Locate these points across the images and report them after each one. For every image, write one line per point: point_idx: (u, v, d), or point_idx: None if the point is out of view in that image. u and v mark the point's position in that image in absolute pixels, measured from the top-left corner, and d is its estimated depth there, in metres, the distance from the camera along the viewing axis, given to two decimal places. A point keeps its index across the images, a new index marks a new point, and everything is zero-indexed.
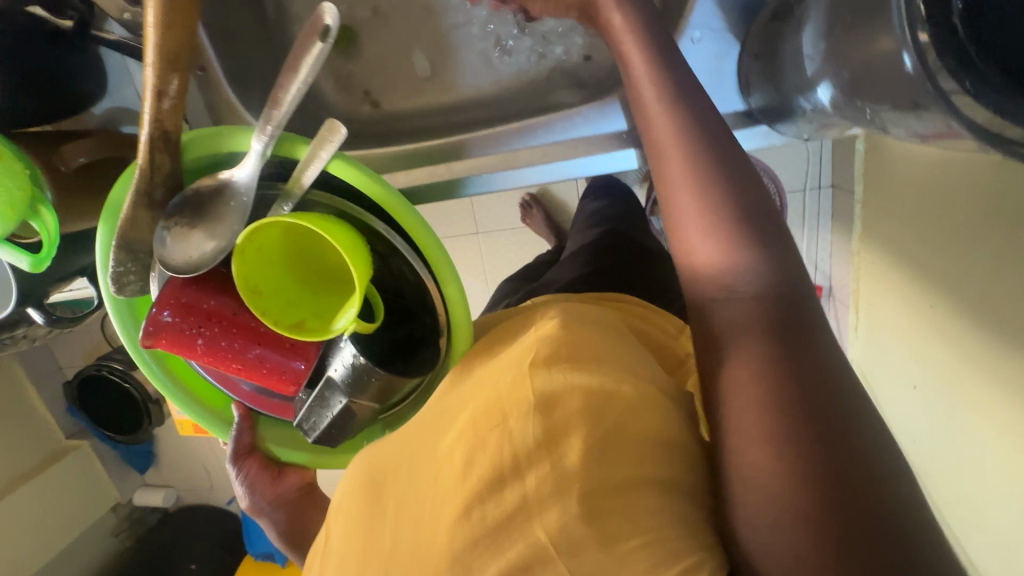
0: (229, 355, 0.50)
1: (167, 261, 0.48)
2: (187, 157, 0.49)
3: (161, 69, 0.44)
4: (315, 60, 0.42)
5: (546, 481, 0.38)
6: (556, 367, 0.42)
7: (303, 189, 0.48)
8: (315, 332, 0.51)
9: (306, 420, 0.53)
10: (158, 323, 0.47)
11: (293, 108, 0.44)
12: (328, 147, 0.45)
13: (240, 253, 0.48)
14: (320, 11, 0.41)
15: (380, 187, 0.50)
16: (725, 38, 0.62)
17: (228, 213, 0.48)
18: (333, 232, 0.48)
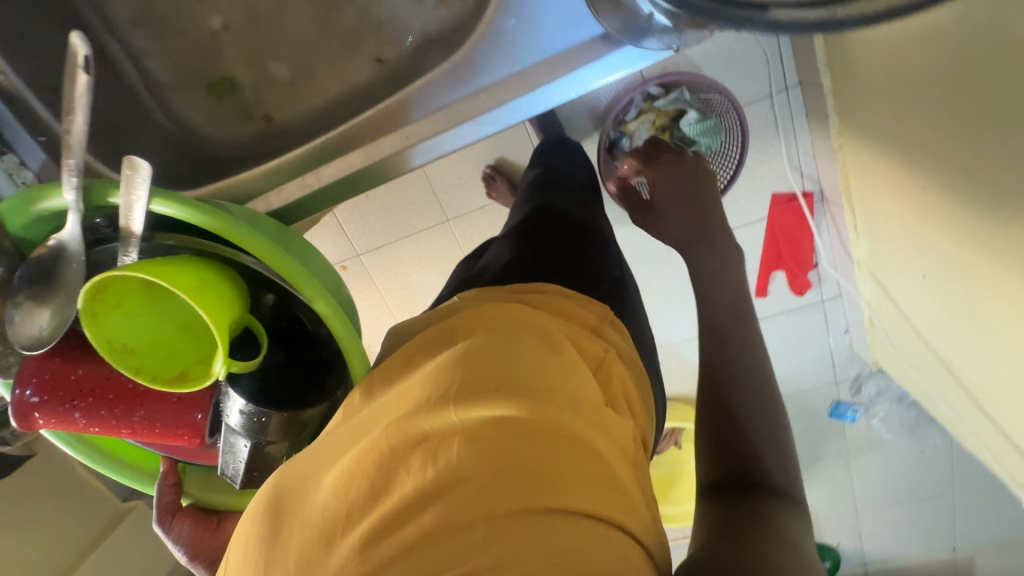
0: (114, 420, 0.48)
1: (19, 341, 0.45)
2: (11, 226, 0.46)
3: None
4: (86, 91, 0.39)
5: (455, 501, 0.36)
6: (470, 387, 0.41)
7: (137, 234, 0.44)
8: (199, 380, 0.48)
9: (229, 466, 0.54)
10: (26, 404, 0.46)
11: (82, 148, 0.40)
12: (138, 184, 0.41)
13: (94, 319, 0.45)
14: (72, 43, 0.38)
15: (219, 220, 0.46)
16: None
17: (69, 277, 0.45)
18: (179, 279, 0.44)
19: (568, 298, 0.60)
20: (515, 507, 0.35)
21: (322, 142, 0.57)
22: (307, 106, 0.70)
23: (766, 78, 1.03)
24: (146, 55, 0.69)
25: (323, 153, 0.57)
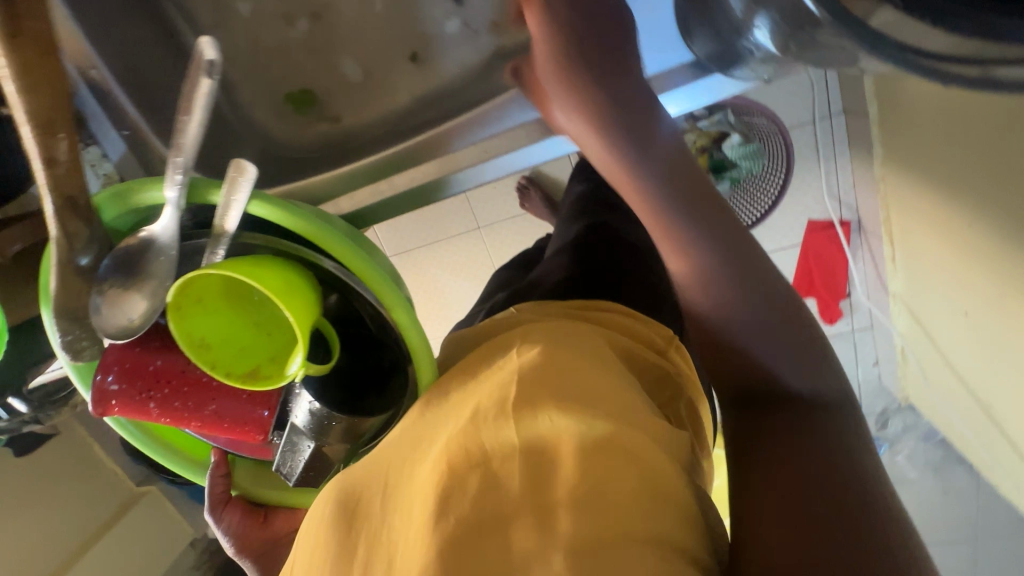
0: (186, 413, 0.49)
1: (106, 329, 0.46)
2: (106, 217, 0.47)
3: (40, 134, 0.41)
4: (205, 98, 0.39)
5: (529, 534, 0.36)
6: (542, 409, 0.40)
7: (229, 233, 0.45)
8: (270, 380, 0.49)
9: (283, 464, 0.54)
10: (106, 392, 0.46)
11: (195, 152, 0.40)
12: (241, 188, 0.42)
13: (177, 311, 0.46)
14: (198, 47, 0.37)
15: (307, 223, 0.47)
16: None
17: (159, 269, 0.46)
18: (267, 279, 0.45)
19: (637, 320, 0.60)
20: (583, 539, 0.35)
21: (395, 151, 0.58)
22: (371, 114, 0.70)
23: (811, 103, 1.03)
24: (216, 53, 0.67)
25: (396, 161, 0.58)
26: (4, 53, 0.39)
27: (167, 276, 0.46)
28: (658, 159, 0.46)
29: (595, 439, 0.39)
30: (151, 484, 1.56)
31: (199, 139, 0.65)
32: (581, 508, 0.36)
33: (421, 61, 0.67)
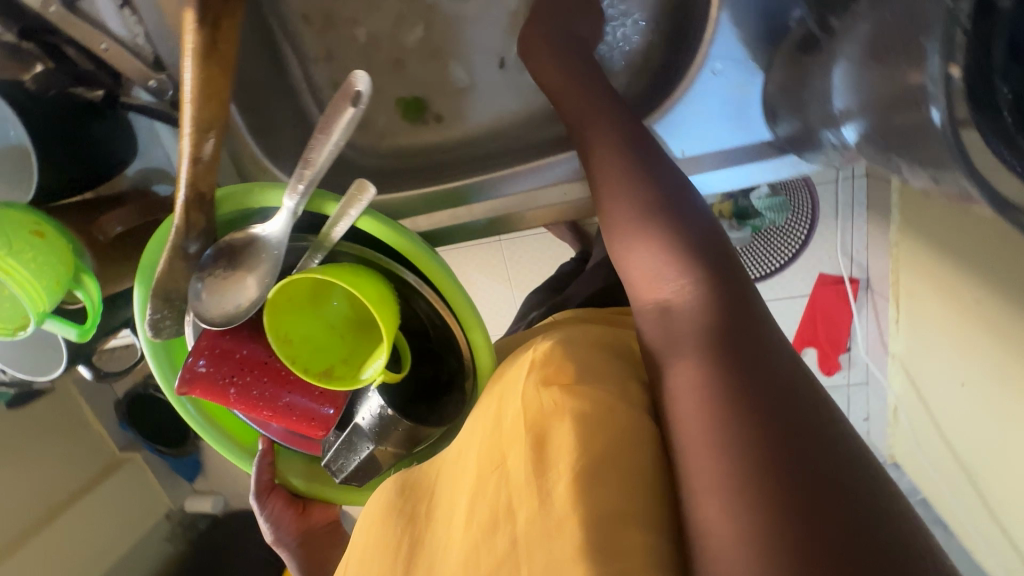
0: (260, 402, 0.52)
1: (203, 314, 0.50)
2: (221, 209, 0.51)
3: (195, 133, 0.42)
4: (347, 124, 0.42)
5: (534, 521, 0.36)
6: (550, 392, 0.40)
7: (334, 242, 0.49)
8: (343, 380, 0.52)
9: (334, 460, 0.56)
10: (194, 372, 0.49)
11: (325, 169, 0.44)
12: (357, 205, 0.46)
13: (271, 306, 0.49)
14: (352, 78, 0.42)
15: (403, 238, 0.51)
16: (748, 64, 0.50)
17: (259, 265, 0.49)
18: (363, 288, 0.49)
19: None
20: (584, 512, 0.33)
21: (475, 180, 0.60)
22: (445, 139, 0.73)
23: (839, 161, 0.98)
24: (313, 63, 0.71)
25: (475, 190, 0.60)
26: (193, 66, 0.39)
27: (268, 279, 0.49)
28: (629, 133, 0.50)
29: (597, 419, 0.38)
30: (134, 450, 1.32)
31: (284, 136, 0.65)
32: (582, 485, 0.35)
33: (499, 97, 0.71)
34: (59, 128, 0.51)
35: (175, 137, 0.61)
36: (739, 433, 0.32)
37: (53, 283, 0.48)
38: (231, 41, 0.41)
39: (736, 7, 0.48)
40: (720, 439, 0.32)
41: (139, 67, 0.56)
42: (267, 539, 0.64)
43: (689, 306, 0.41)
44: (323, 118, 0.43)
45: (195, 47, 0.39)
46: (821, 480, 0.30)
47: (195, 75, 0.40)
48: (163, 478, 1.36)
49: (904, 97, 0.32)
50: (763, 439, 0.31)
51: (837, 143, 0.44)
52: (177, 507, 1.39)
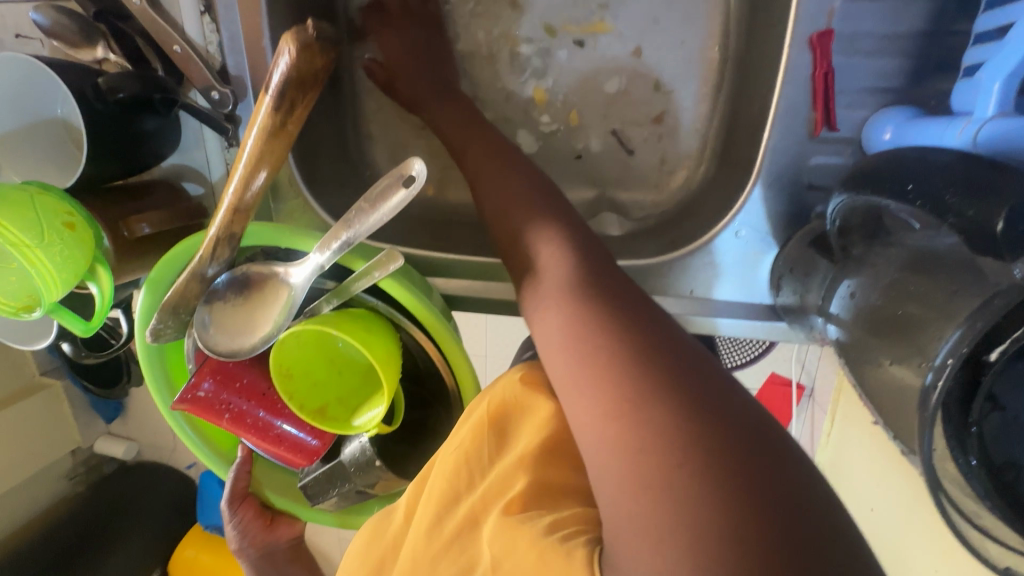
0: (254, 428, 0.52)
1: (210, 342, 0.49)
2: (247, 241, 0.49)
3: (257, 164, 0.41)
4: (396, 205, 0.41)
5: (490, 493, 0.38)
6: (510, 387, 0.43)
7: (352, 295, 0.48)
8: (335, 423, 0.51)
9: (310, 486, 0.56)
10: (195, 394, 0.49)
11: (363, 235, 0.43)
12: (383, 271, 0.45)
13: (283, 344, 0.48)
14: (408, 162, 0.41)
15: (420, 303, 0.49)
16: (769, 236, 0.54)
17: (274, 302, 0.48)
18: (375, 349, 0.47)
19: None
20: (530, 484, 0.37)
21: (503, 262, 0.62)
22: (475, 199, 0.73)
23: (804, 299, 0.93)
24: (371, 96, 0.72)
25: (500, 271, 0.63)
26: (263, 130, 0.39)
27: (283, 320, 0.48)
28: None
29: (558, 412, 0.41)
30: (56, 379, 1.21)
31: (319, 158, 0.65)
32: (532, 460, 0.38)
33: None
34: (116, 130, 0.50)
35: (221, 145, 0.61)
36: (596, 356, 0.31)
37: (71, 275, 0.47)
38: (299, 122, 0.40)
39: (769, 186, 0.52)
40: (578, 355, 0.32)
41: (207, 75, 0.56)
42: (229, 546, 0.63)
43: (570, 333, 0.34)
44: (372, 190, 0.42)
45: (269, 120, 0.38)
46: (714, 385, 0.29)
47: (259, 143, 0.39)
48: (77, 411, 1.26)
49: (898, 327, 0.35)
50: (621, 343, 0.31)
51: (823, 330, 0.48)
52: (87, 446, 1.32)
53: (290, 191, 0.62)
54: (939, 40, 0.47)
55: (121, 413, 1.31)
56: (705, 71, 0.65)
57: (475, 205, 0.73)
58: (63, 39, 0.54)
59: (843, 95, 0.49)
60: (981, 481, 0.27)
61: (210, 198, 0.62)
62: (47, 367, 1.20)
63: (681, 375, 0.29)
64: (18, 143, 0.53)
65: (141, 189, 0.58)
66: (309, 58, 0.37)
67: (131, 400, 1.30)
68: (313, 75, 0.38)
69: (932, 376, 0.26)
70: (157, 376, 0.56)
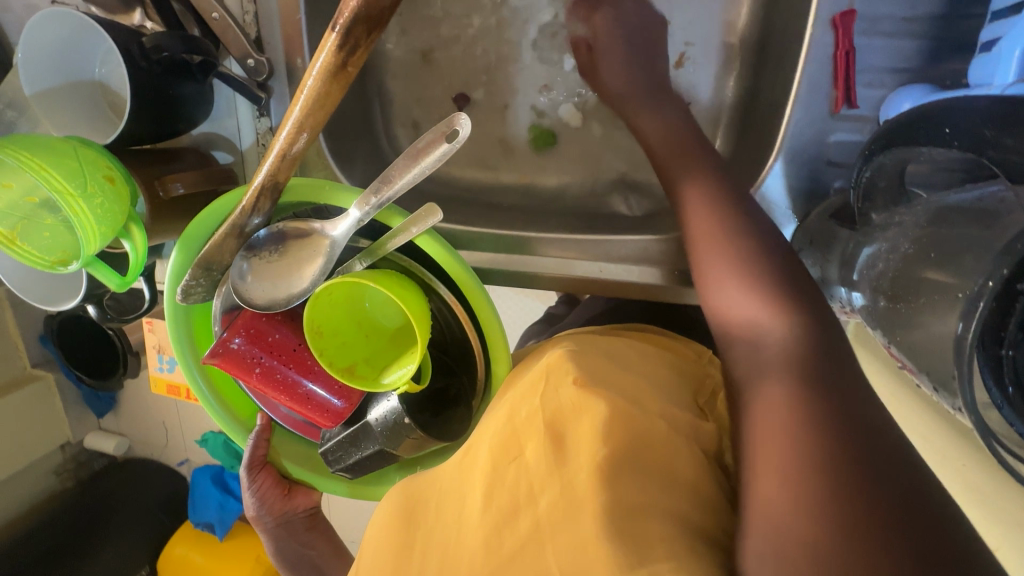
0: (282, 386, 0.52)
1: (245, 294, 0.50)
2: (285, 198, 0.50)
3: (304, 114, 0.42)
4: (439, 157, 0.42)
5: (556, 503, 0.37)
6: (565, 388, 0.43)
7: (386, 253, 0.49)
8: (364, 380, 0.51)
9: (333, 450, 0.56)
10: (226, 348, 0.50)
11: (401, 192, 0.44)
12: (421, 226, 0.46)
13: (317, 298, 0.48)
14: (454, 118, 0.42)
15: (454, 261, 0.50)
16: (787, 211, 0.56)
17: (310, 257, 0.49)
18: (409, 303, 0.48)
19: (673, 337, 0.65)
20: (605, 500, 0.35)
21: (525, 236, 0.65)
22: (494, 180, 0.74)
23: None
24: (393, 77, 0.73)
25: (522, 245, 0.65)
26: (318, 79, 0.40)
27: (318, 276, 0.49)
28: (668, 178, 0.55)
29: (616, 412, 0.40)
30: (49, 370, 1.19)
31: (345, 134, 0.67)
32: (604, 475, 0.36)
33: (554, 159, 0.74)
34: (157, 87, 0.51)
35: (252, 113, 0.62)
36: (795, 420, 0.33)
37: (109, 230, 0.48)
38: (359, 64, 0.41)
39: (789, 162, 0.54)
40: (786, 425, 0.33)
41: (244, 44, 0.57)
42: (247, 514, 0.63)
43: (747, 299, 0.42)
44: (414, 144, 0.43)
45: (325, 66, 0.40)
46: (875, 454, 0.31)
47: (316, 87, 0.41)
48: (69, 404, 1.25)
49: (922, 287, 0.37)
50: (821, 416, 0.33)
51: (845, 299, 0.50)
52: (76, 441, 1.30)
53: (318, 163, 0.64)
54: (953, 22, 0.49)
55: (114, 407, 1.30)
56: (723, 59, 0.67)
57: (492, 188, 0.74)
58: (102, 5, 0.56)
59: (863, 74, 0.51)
60: (1014, 409, 0.28)
61: (239, 166, 0.63)
62: (37, 360, 1.19)
63: (869, 482, 0.29)
64: (58, 100, 0.54)
65: (173, 154, 0.58)
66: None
67: (126, 392, 1.28)
68: (379, 14, 0.39)
69: (964, 326, 0.28)
70: (183, 338, 0.56)
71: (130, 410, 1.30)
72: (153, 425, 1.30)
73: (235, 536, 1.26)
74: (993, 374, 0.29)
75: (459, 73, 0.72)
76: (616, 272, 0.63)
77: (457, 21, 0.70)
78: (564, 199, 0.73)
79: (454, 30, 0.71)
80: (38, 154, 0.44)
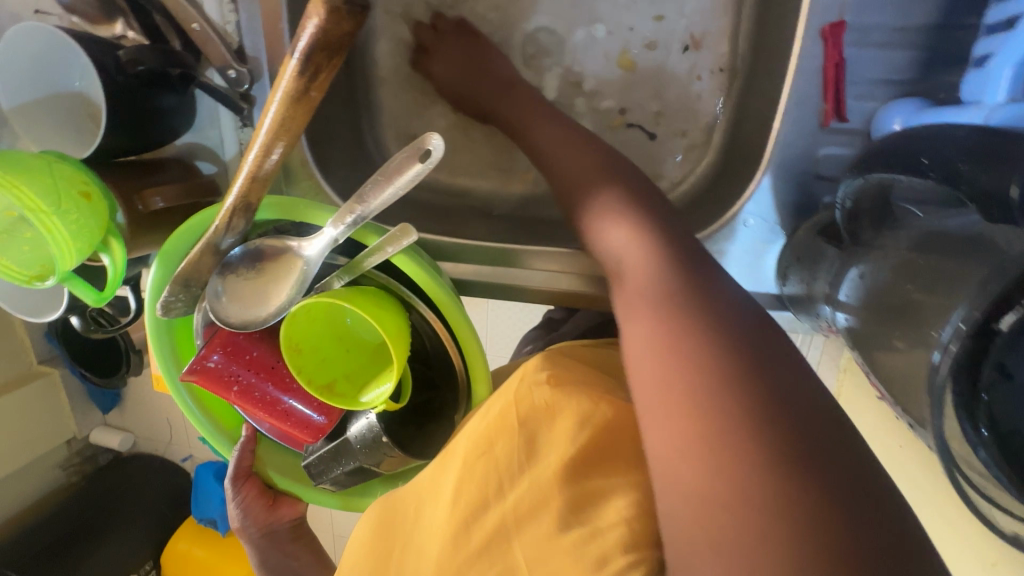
0: (262, 403, 0.52)
1: (221, 314, 0.50)
2: (262, 214, 0.50)
3: (272, 134, 0.41)
4: (412, 178, 0.42)
5: (526, 499, 0.36)
6: (539, 385, 0.41)
7: (363, 271, 0.48)
8: (342, 399, 0.51)
9: (315, 464, 0.55)
10: (204, 365, 0.50)
11: (376, 211, 0.44)
12: (396, 246, 0.45)
13: (294, 316, 0.48)
14: (425, 137, 0.41)
15: (432, 279, 0.50)
16: (775, 226, 0.54)
17: (287, 275, 0.49)
18: (385, 323, 0.47)
19: None
20: (570, 495, 0.35)
21: (509, 248, 0.63)
22: (484, 187, 0.74)
23: None
24: (382, 83, 0.72)
25: (508, 257, 0.64)
26: (281, 104, 0.40)
27: (295, 294, 0.49)
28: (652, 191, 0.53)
29: (586, 412, 0.39)
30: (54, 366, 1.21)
31: (331, 143, 0.66)
32: (571, 474, 0.36)
33: None
34: (134, 101, 0.51)
35: (235, 124, 0.61)
36: (688, 366, 0.32)
37: (86, 245, 0.48)
38: (323, 88, 0.41)
39: (777, 175, 0.53)
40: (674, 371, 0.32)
41: (224, 55, 0.56)
42: (232, 525, 0.63)
43: (639, 268, 0.40)
44: (388, 165, 0.42)
45: (290, 91, 0.39)
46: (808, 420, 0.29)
47: (279, 111, 0.40)
48: (74, 401, 1.26)
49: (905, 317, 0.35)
50: (698, 345, 0.32)
51: (830, 318, 0.49)
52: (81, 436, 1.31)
53: (302, 174, 0.63)
54: (949, 33, 0.48)
55: (119, 403, 1.31)
56: (715, 67, 0.66)
57: (482, 194, 0.73)
58: (83, 15, 0.55)
59: (853, 86, 0.50)
60: (987, 450, 0.27)
61: (222, 177, 0.63)
62: (43, 356, 1.20)
63: (790, 436, 0.28)
64: (38, 113, 0.54)
65: (155, 166, 0.58)
66: (337, 21, 0.38)
67: (127, 390, 1.29)
68: (339, 40, 0.39)
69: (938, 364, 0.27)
70: (165, 353, 0.56)
71: (133, 407, 1.31)
72: (155, 423, 1.31)
73: (233, 535, 1.27)
74: (972, 415, 0.27)
75: None
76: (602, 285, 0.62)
77: None
78: (554, 207, 0.72)
79: None
80: (13, 170, 0.45)
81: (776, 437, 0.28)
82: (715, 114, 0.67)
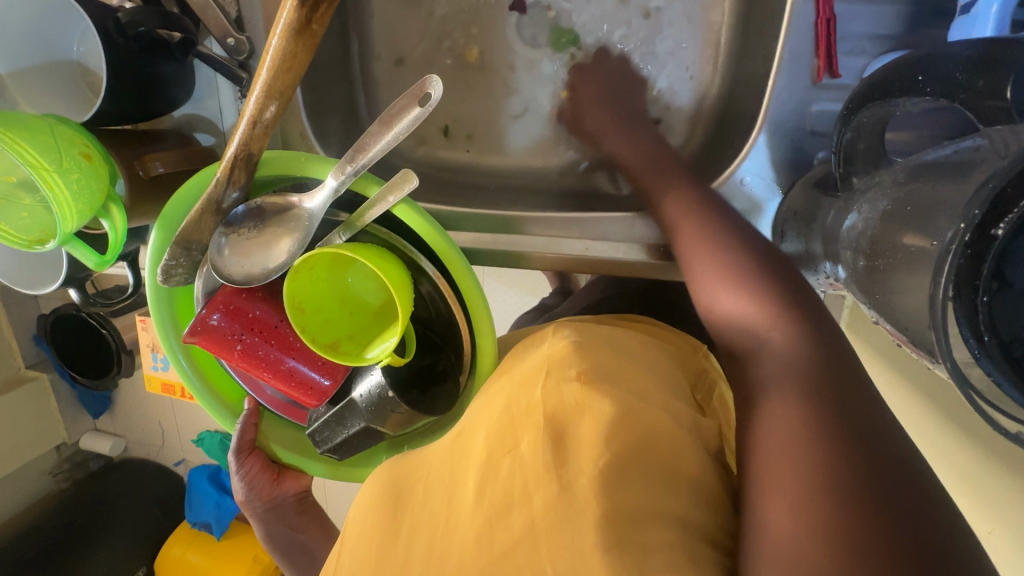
0: (264, 363, 0.52)
1: (222, 269, 0.49)
2: (262, 171, 0.50)
3: (274, 77, 0.42)
4: (410, 122, 0.42)
5: (554, 508, 0.34)
6: (569, 382, 0.40)
7: (365, 224, 0.48)
8: (347, 356, 0.51)
9: (319, 431, 0.55)
10: (205, 325, 0.50)
11: (375, 159, 0.44)
12: (397, 194, 0.45)
13: (296, 272, 0.48)
14: (425, 80, 0.41)
15: (436, 233, 0.50)
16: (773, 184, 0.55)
17: (291, 228, 0.49)
18: (389, 275, 0.47)
19: (665, 326, 0.64)
20: (605, 509, 0.33)
21: (510, 215, 0.64)
22: (481, 166, 0.74)
23: None
24: (376, 63, 0.73)
25: (509, 224, 0.64)
26: (282, 35, 0.40)
27: (295, 249, 0.49)
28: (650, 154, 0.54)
29: (619, 419, 0.38)
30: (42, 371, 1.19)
31: (330, 118, 0.66)
32: (606, 482, 0.34)
33: (541, 144, 0.73)
34: (135, 64, 0.51)
35: (234, 94, 0.61)
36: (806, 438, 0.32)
37: (86, 208, 0.47)
38: (322, 22, 0.42)
39: (772, 133, 0.54)
40: (798, 450, 0.32)
41: (222, 22, 0.57)
42: (237, 499, 0.62)
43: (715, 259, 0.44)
44: (386, 111, 0.42)
45: (289, 23, 0.40)
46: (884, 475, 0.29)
47: (281, 47, 0.40)
48: (64, 406, 1.25)
49: (903, 251, 0.36)
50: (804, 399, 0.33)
51: (830, 272, 0.49)
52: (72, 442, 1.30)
53: (301, 145, 0.62)
54: None
55: (109, 407, 1.30)
56: (705, 36, 0.67)
57: (480, 174, 0.74)
58: None
59: (844, 41, 0.51)
60: (992, 361, 0.28)
61: (221, 147, 0.62)
62: (31, 361, 1.19)
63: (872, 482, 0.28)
64: (34, 83, 0.54)
65: (153, 137, 0.58)
66: None
67: (119, 392, 1.28)
68: None
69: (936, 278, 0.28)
70: (166, 321, 0.55)
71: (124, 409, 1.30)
72: (148, 424, 1.30)
73: (234, 535, 1.24)
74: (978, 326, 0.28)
75: (442, 57, 0.72)
76: (603, 249, 0.62)
77: (437, 5, 0.70)
78: (551, 183, 0.73)
79: (437, 14, 0.71)
80: (16, 130, 0.44)
81: (870, 514, 0.28)
82: (707, 84, 0.68)
